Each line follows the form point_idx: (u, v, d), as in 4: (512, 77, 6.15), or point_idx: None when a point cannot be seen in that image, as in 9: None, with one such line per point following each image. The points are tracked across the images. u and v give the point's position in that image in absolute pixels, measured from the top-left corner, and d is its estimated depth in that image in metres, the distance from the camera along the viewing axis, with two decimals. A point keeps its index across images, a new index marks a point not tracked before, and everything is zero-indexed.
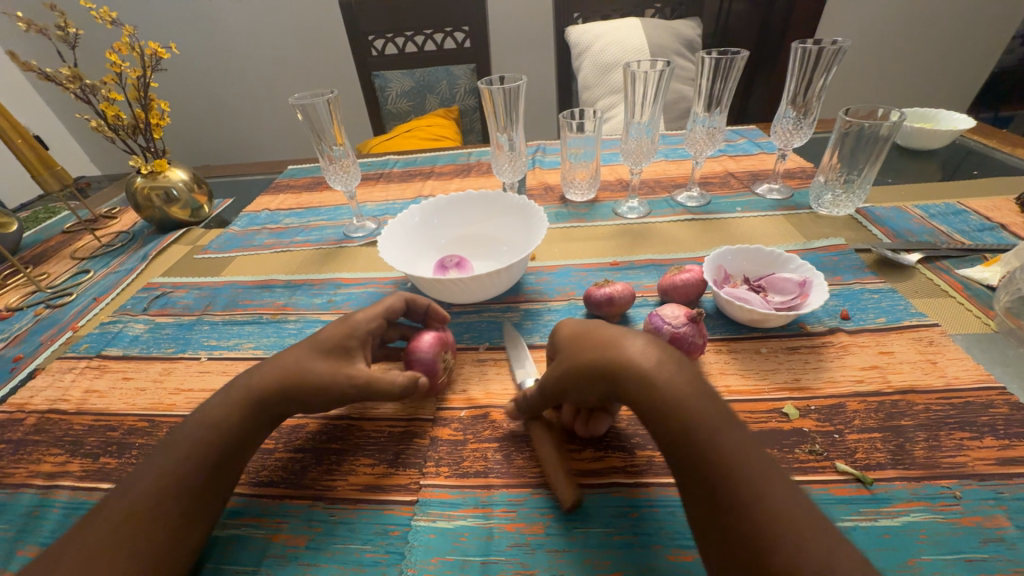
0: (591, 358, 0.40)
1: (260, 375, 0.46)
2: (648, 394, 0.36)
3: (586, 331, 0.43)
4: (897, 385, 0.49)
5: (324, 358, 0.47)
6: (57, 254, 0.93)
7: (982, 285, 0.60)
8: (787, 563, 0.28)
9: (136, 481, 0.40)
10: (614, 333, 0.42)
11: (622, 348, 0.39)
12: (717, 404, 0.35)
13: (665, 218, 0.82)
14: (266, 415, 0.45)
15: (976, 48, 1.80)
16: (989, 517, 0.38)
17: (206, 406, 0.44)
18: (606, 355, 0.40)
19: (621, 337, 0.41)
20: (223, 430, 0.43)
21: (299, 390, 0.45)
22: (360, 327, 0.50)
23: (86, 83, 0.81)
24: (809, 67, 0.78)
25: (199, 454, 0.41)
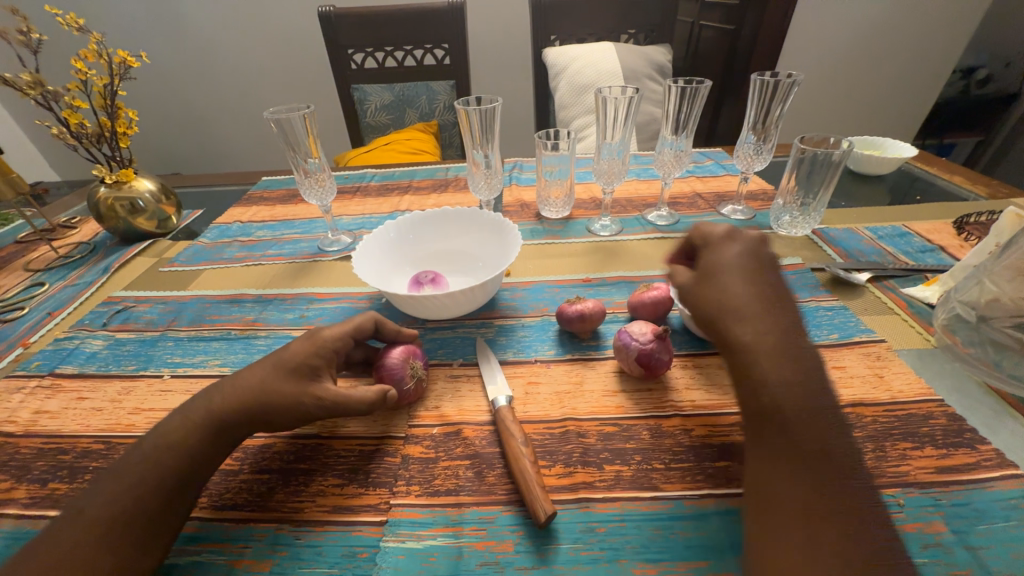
0: (718, 312, 0.44)
1: (221, 395, 0.45)
2: (743, 366, 0.41)
3: (723, 279, 0.46)
4: (848, 399, 0.52)
5: (288, 379, 0.46)
6: (9, 266, 0.89)
7: (924, 303, 0.65)
8: (828, 529, 0.33)
9: (85, 509, 0.38)
10: (752, 303, 0.44)
11: (735, 314, 0.43)
12: (800, 384, 0.39)
13: (635, 236, 0.85)
14: (228, 435, 0.44)
15: (920, 80, 1.95)
16: (929, 523, 0.40)
17: (165, 427, 0.43)
18: (722, 312, 0.44)
19: (748, 300, 0.44)
20: (182, 453, 0.42)
21: (266, 412, 0.45)
22: (328, 344, 0.49)
23: (48, 89, 0.79)
24: (767, 97, 0.84)
25: (154, 478, 0.40)
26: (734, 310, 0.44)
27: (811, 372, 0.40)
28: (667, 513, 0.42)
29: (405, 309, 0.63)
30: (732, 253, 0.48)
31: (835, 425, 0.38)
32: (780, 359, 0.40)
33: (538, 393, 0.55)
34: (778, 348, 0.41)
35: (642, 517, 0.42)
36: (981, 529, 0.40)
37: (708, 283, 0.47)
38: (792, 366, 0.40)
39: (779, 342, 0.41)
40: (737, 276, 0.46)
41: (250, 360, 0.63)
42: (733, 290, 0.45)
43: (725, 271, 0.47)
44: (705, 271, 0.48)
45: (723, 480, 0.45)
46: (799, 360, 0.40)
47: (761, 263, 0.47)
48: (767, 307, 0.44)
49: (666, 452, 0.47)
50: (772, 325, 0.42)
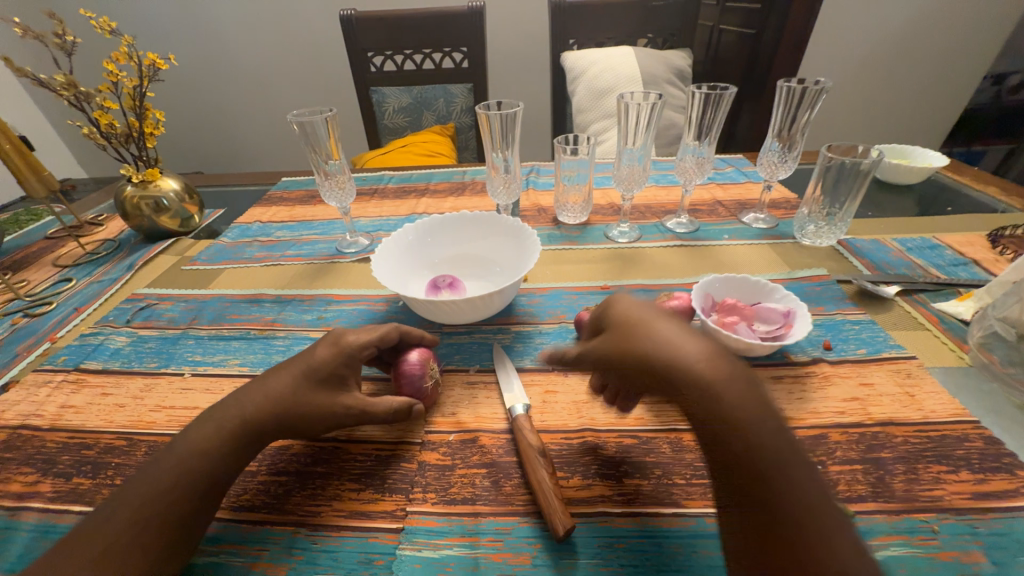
0: (648, 353, 0.41)
1: (253, 402, 0.45)
2: (695, 407, 0.37)
3: (653, 330, 0.42)
4: (877, 418, 0.50)
5: (319, 389, 0.46)
6: (38, 261, 0.91)
7: (957, 319, 0.62)
8: None
9: (119, 510, 0.39)
10: (673, 340, 0.41)
11: (683, 360, 0.39)
12: (762, 416, 0.35)
13: (654, 243, 0.84)
14: (256, 442, 0.44)
15: (949, 87, 1.89)
16: (966, 552, 0.39)
17: (192, 432, 0.44)
18: (666, 363, 0.39)
19: (690, 341, 0.40)
20: (212, 459, 0.42)
21: (298, 421, 0.45)
22: (356, 354, 0.49)
23: (80, 90, 0.81)
24: (793, 104, 0.82)
25: (185, 484, 0.40)
26: (680, 354, 0.39)
27: (757, 399, 0.36)
28: (688, 531, 0.41)
29: (423, 314, 0.62)
30: (638, 306, 0.45)
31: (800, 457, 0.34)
32: (744, 395, 0.36)
33: (556, 402, 0.54)
34: (739, 381, 0.37)
35: (662, 534, 0.41)
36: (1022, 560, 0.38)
37: (634, 338, 0.42)
38: (756, 401, 0.36)
39: (734, 377, 0.37)
40: (661, 321, 0.43)
41: (269, 360, 0.63)
42: (655, 327, 0.42)
43: (651, 322, 0.43)
44: (628, 327, 0.43)
45: None
46: (740, 390, 0.37)
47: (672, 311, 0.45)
48: (708, 342, 0.40)
49: (687, 468, 0.46)
50: (721, 361, 0.38)
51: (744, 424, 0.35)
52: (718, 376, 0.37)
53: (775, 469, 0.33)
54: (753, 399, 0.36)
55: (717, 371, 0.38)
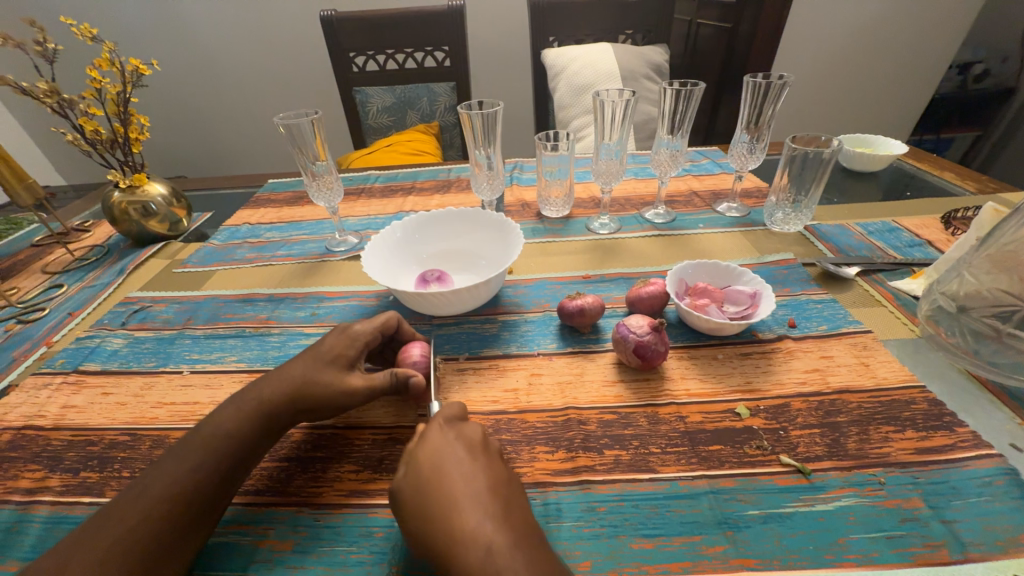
0: (415, 476, 0.40)
1: (269, 386, 0.49)
2: (435, 518, 0.37)
3: (443, 484, 0.39)
4: (835, 386, 0.54)
5: (327, 369, 0.50)
6: (27, 268, 0.91)
7: (910, 296, 0.67)
8: None
9: (151, 487, 0.42)
10: (427, 461, 0.41)
11: (456, 523, 0.36)
12: (491, 527, 0.36)
13: (633, 234, 0.88)
14: (273, 424, 0.48)
15: (914, 76, 1.97)
16: (907, 499, 0.43)
17: (220, 415, 0.47)
18: (444, 531, 0.36)
19: (476, 498, 0.38)
20: (235, 440, 0.46)
21: (310, 400, 0.49)
22: (360, 336, 0.54)
23: (64, 97, 0.81)
24: (759, 98, 0.87)
25: (213, 462, 0.44)
26: (459, 516, 0.36)
27: (497, 512, 0.37)
28: (663, 493, 0.45)
29: (412, 306, 0.65)
30: (439, 441, 0.42)
31: (519, 547, 0.34)
32: (525, 560, 0.34)
33: (541, 384, 0.58)
34: (522, 546, 0.35)
35: (640, 497, 0.45)
36: (956, 504, 0.43)
37: (436, 459, 0.41)
38: (535, 558, 0.34)
39: (519, 537, 0.35)
40: (432, 450, 0.42)
41: (265, 356, 0.66)
42: (425, 451, 0.42)
43: (445, 468, 0.40)
44: (420, 474, 0.40)
45: (714, 462, 0.48)
46: (480, 507, 0.37)
47: (450, 430, 0.44)
48: (496, 496, 0.38)
49: (663, 437, 0.50)
50: (507, 518, 0.37)
51: (469, 531, 0.35)
52: (460, 493, 0.38)
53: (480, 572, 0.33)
54: (542, 560, 0.34)
55: (458, 488, 0.38)
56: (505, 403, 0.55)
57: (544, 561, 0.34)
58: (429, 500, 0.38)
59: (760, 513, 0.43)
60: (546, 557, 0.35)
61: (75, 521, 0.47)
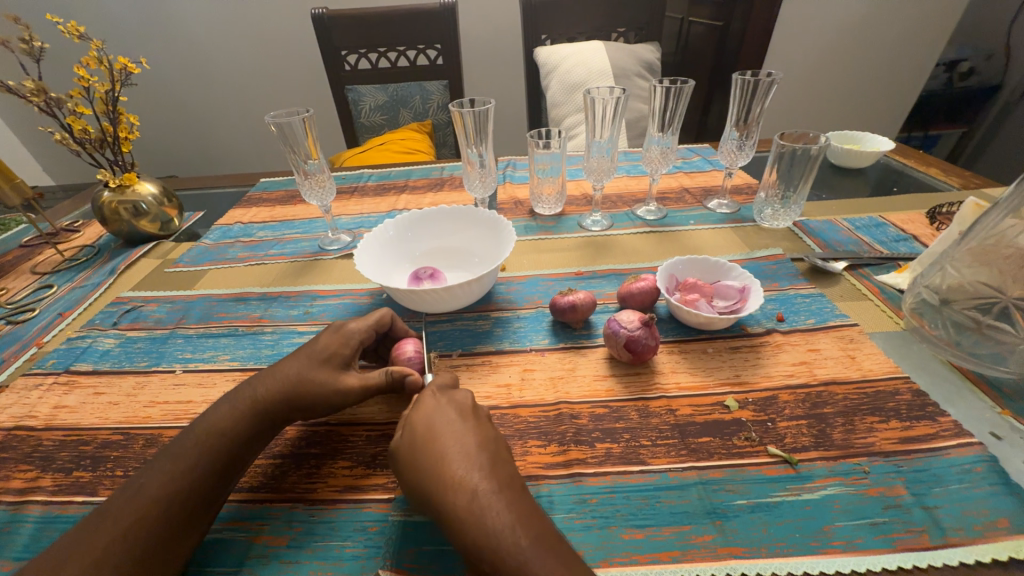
0: (408, 434, 0.41)
1: (263, 385, 0.49)
2: (427, 471, 0.38)
3: (434, 440, 0.39)
4: (822, 378, 0.56)
5: (321, 367, 0.50)
6: (16, 269, 0.91)
7: (895, 289, 0.69)
8: None
9: (146, 486, 0.42)
10: (420, 420, 0.41)
11: (443, 472, 0.37)
12: (480, 477, 0.36)
13: (625, 231, 0.88)
14: (268, 422, 0.48)
15: (902, 73, 1.99)
16: (890, 487, 0.44)
17: (214, 414, 0.47)
18: (433, 479, 0.37)
19: (465, 451, 0.38)
20: (231, 439, 0.46)
21: (305, 398, 0.49)
22: (354, 335, 0.54)
23: (51, 96, 0.80)
24: (748, 96, 0.88)
25: (208, 460, 0.44)
26: (448, 468, 0.37)
27: (486, 465, 0.37)
28: (653, 484, 0.46)
29: (405, 303, 0.66)
30: (431, 403, 0.43)
31: (506, 496, 0.35)
32: (509, 506, 0.35)
33: (534, 379, 0.58)
34: (508, 494, 0.35)
35: (630, 488, 0.46)
36: (937, 491, 0.44)
37: (428, 418, 0.41)
38: (521, 508, 0.35)
39: (506, 489, 0.36)
40: (424, 410, 0.42)
41: (259, 355, 0.66)
42: (418, 411, 0.42)
43: (435, 424, 0.41)
44: (412, 432, 0.41)
45: (703, 453, 0.49)
46: (469, 459, 0.38)
47: (443, 394, 0.44)
48: (485, 451, 0.39)
49: (654, 430, 0.51)
50: (496, 471, 0.37)
51: (457, 482, 0.36)
52: (450, 447, 0.39)
53: (468, 519, 0.34)
54: (528, 510, 0.35)
55: (449, 442, 0.39)
56: (498, 399, 0.56)
57: (528, 508, 0.35)
58: (421, 456, 0.39)
59: (748, 503, 0.44)
60: (533, 508, 0.36)
61: (68, 521, 0.47)
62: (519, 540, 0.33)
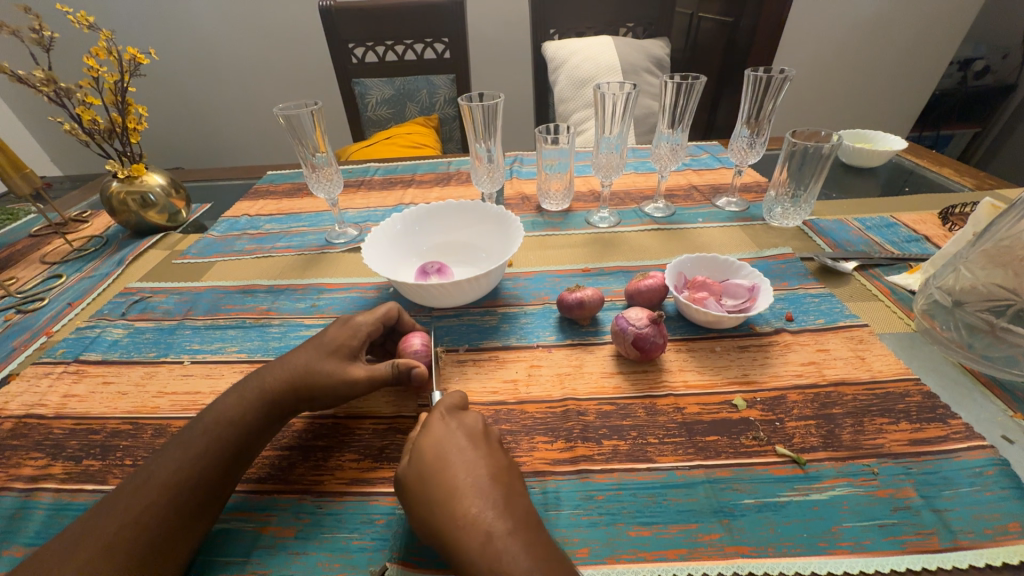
0: (418, 467, 0.41)
1: (271, 375, 0.49)
2: (438, 507, 0.38)
3: (445, 473, 0.39)
4: (831, 378, 0.55)
5: (328, 358, 0.51)
6: (25, 258, 0.91)
7: (906, 290, 0.68)
8: None
9: (157, 474, 0.42)
10: (429, 451, 0.41)
11: (456, 510, 0.37)
12: (493, 514, 0.36)
13: (633, 228, 0.88)
14: (276, 413, 0.48)
15: (915, 72, 1.97)
16: (900, 489, 0.44)
17: (223, 403, 0.47)
18: (447, 518, 0.37)
19: (477, 486, 0.38)
20: (238, 428, 0.46)
21: (312, 388, 0.49)
22: (362, 328, 0.54)
23: (61, 86, 0.80)
24: (760, 92, 0.87)
25: (217, 449, 0.44)
26: (461, 504, 0.37)
27: (500, 501, 0.37)
28: (660, 482, 0.46)
29: (412, 298, 0.66)
30: (442, 433, 0.43)
31: (519, 535, 0.35)
32: (524, 547, 0.34)
33: (540, 375, 0.58)
34: (521, 532, 0.35)
35: (637, 485, 0.46)
36: (947, 493, 0.43)
37: (439, 450, 0.41)
38: (535, 546, 0.35)
39: (519, 526, 0.36)
40: (434, 440, 0.42)
41: (266, 347, 0.66)
42: (429, 442, 0.42)
43: (447, 457, 0.40)
44: (423, 463, 0.41)
45: (711, 452, 0.48)
46: (481, 495, 0.37)
47: (453, 421, 0.44)
48: (497, 485, 0.39)
49: (661, 428, 0.51)
50: (508, 507, 0.37)
51: (471, 518, 0.36)
52: (462, 482, 0.38)
53: (482, 558, 0.34)
54: (543, 548, 0.35)
55: (461, 476, 0.39)
56: (505, 394, 0.56)
57: (542, 546, 0.35)
58: (432, 490, 0.39)
59: (756, 502, 0.44)
60: (548, 545, 0.36)
61: (79, 508, 0.47)
62: None
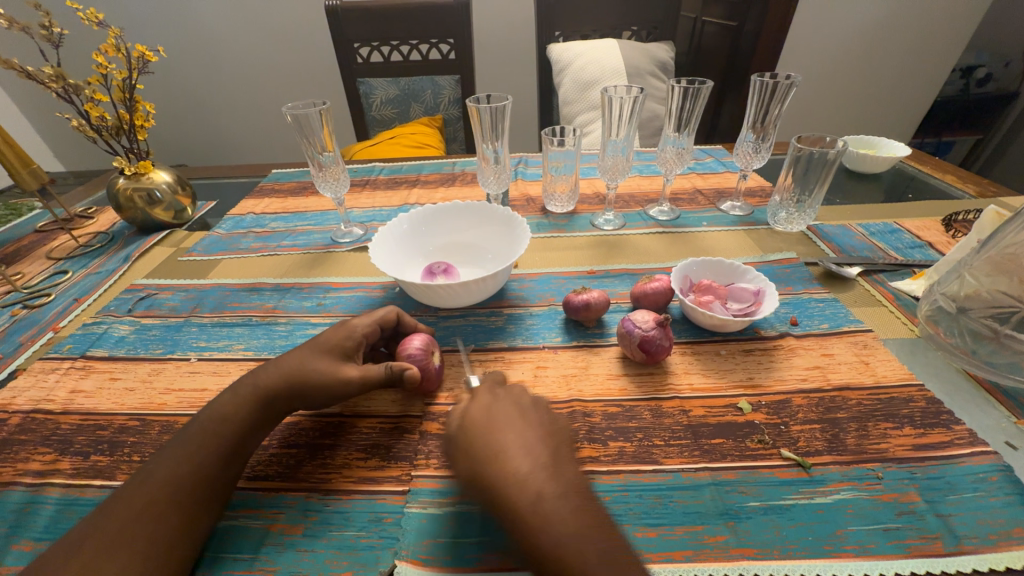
0: (468, 430, 0.41)
1: (265, 374, 0.50)
2: (490, 469, 0.38)
3: (497, 437, 0.40)
4: (835, 383, 0.55)
5: (321, 358, 0.51)
6: (31, 254, 0.91)
7: (910, 296, 0.68)
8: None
9: (156, 472, 0.43)
10: (480, 416, 0.42)
11: (508, 466, 0.37)
12: (545, 477, 0.37)
13: (638, 231, 0.88)
14: (271, 409, 0.49)
15: (918, 78, 1.97)
16: (904, 493, 0.44)
17: (217, 401, 0.48)
18: (499, 478, 0.37)
19: (530, 451, 0.38)
20: (233, 424, 0.47)
21: (304, 386, 0.49)
22: (358, 329, 0.54)
23: (69, 82, 0.80)
24: (767, 97, 0.87)
25: (213, 445, 0.45)
26: (513, 466, 0.37)
27: (552, 466, 0.38)
28: (666, 484, 0.46)
29: (419, 298, 0.66)
30: (492, 401, 0.43)
31: (572, 500, 0.35)
32: (577, 510, 0.35)
33: (547, 376, 0.59)
34: (571, 495, 0.36)
35: (644, 487, 0.46)
36: (951, 498, 0.44)
37: (490, 415, 0.42)
38: (585, 510, 0.35)
39: (570, 490, 0.36)
40: (484, 407, 0.42)
41: (273, 345, 0.66)
42: (479, 408, 0.43)
43: (498, 422, 0.41)
44: (473, 427, 0.41)
45: (717, 455, 0.49)
46: (534, 460, 0.38)
47: (503, 391, 0.45)
48: (548, 452, 0.39)
49: (667, 430, 0.51)
50: (559, 472, 0.37)
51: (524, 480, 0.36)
52: (515, 446, 0.39)
53: (535, 517, 0.34)
54: (593, 514, 0.35)
55: (514, 441, 0.39)
56: None
57: (592, 511, 0.36)
58: (484, 452, 0.39)
59: (761, 505, 0.44)
60: (599, 511, 0.36)
61: (88, 502, 0.48)
62: (588, 544, 0.33)
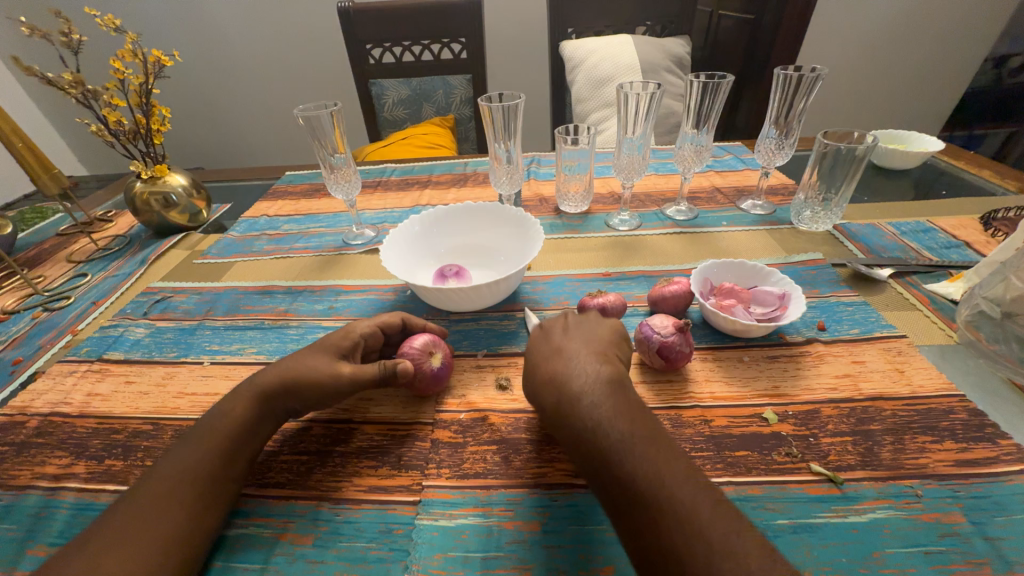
0: (537, 348, 0.50)
1: (263, 374, 0.50)
2: (550, 375, 0.46)
3: (559, 353, 0.48)
4: (868, 393, 0.52)
5: (313, 355, 0.51)
6: (52, 257, 0.93)
7: (947, 300, 0.64)
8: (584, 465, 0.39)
9: (158, 471, 0.43)
10: (547, 339, 0.50)
11: (576, 382, 0.44)
12: (595, 382, 0.44)
13: (654, 231, 0.86)
14: (270, 408, 0.48)
15: (948, 69, 1.89)
16: (946, 513, 0.41)
17: (219, 401, 0.48)
18: (555, 380, 0.46)
19: (586, 362, 0.46)
20: (233, 422, 0.46)
21: (295, 385, 0.49)
22: (357, 330, 0.54)
23: (87, 88, 0.81)
24: (790, 91, 0.83)
25: (214, 442, 0.45)
26: (567, 371, 0.45)
27: (602, 374, 0.45)
28: None
29: (431, 302, 0.65)
30: (559, 328, 0.52)
31: (617, 399, 0.42)
32: (616, 405, 0.41)
33: None
34: (615, 395, 0.42)
35: None
36: (1000, 520, 0.41)
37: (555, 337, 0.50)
38: (627, 407, 0.42)
39: (615, 392, 0.43)
40: (552, 332, 0.51)
41: (284, 348, 0.66)
42: (547, 333, 0.51)
43: (561, 342, 0.49)
44: (542, 346, 0.50)
45: (741, 468, 0.46)
46: (587, 367, 0.45)
47: (572, 320, 0.53)
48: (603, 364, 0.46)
49: (687, 441, 0.49)
50: (609, 378, 0.44)
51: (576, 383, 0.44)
52: (572, 358, 0.47)
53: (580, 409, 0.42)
54: (634, 410, 0.41)
55: (572, 355, 0.47)
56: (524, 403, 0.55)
57: (633, 408, 0.42)
58: (546, 364, 0.48)
59: (789, 523, 0.42)
60: (643, 411, 0.42)
61: (100, 508, 0.48)
62: (623, 431, 0.39)
